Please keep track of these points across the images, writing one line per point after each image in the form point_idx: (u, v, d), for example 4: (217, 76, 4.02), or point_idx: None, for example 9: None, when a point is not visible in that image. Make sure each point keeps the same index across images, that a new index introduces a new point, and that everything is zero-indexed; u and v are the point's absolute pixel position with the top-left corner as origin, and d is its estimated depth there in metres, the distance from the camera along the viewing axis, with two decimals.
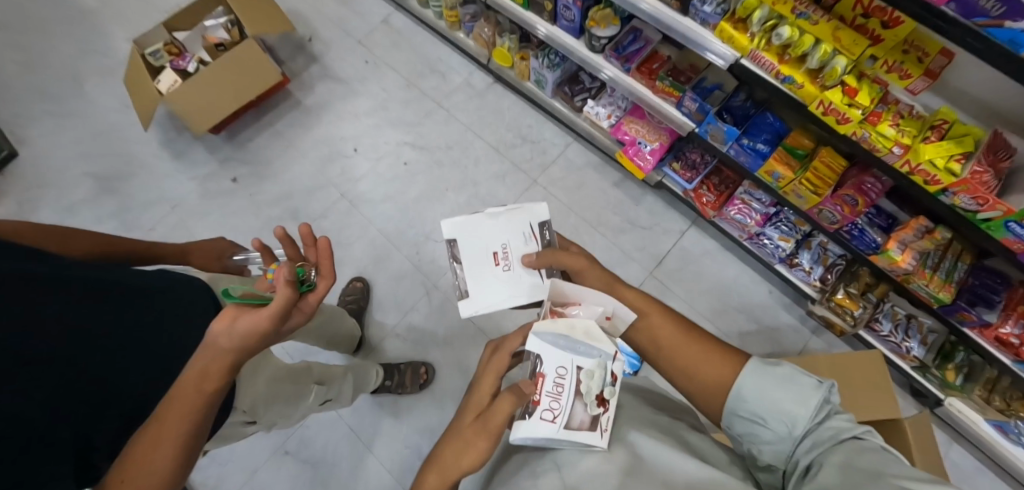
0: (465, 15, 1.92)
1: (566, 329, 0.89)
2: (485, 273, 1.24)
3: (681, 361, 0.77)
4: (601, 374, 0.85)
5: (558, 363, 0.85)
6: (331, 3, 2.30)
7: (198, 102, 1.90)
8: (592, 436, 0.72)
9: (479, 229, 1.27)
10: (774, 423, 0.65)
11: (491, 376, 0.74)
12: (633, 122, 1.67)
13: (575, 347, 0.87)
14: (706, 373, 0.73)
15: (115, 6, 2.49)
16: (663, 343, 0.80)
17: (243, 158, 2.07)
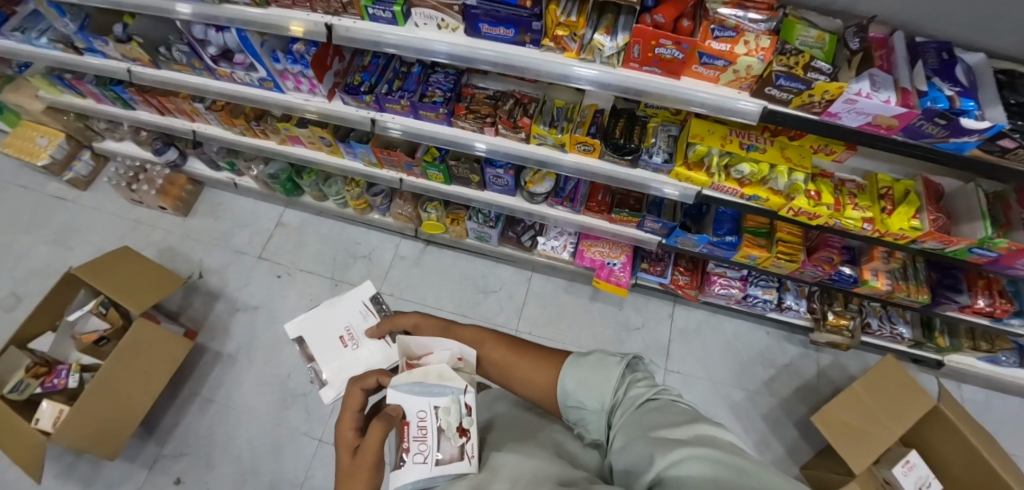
0: (374, 199, 1.75)
1: (422, 375, 0.93)
2: (340, 355, 1.47)
3: (521, 374, 0.90)
4: (457, 407, 0.87)
5: (419, 405, 0.87)
6: (206, 224, 1.97)
7: (98, 422, 1.48)
8: (463, 465, 0.74)
9: (322, 318, 1.52)
10: (591, 404, 0.75)
11: (349, 413, 0.83)
12: (593, 244, 1.64)
13: (430, 388, 0.89)
14: (542, 378, 0.86)
15: None
16: (504, 367, 0.94)
17: (175, 449, 1.66)
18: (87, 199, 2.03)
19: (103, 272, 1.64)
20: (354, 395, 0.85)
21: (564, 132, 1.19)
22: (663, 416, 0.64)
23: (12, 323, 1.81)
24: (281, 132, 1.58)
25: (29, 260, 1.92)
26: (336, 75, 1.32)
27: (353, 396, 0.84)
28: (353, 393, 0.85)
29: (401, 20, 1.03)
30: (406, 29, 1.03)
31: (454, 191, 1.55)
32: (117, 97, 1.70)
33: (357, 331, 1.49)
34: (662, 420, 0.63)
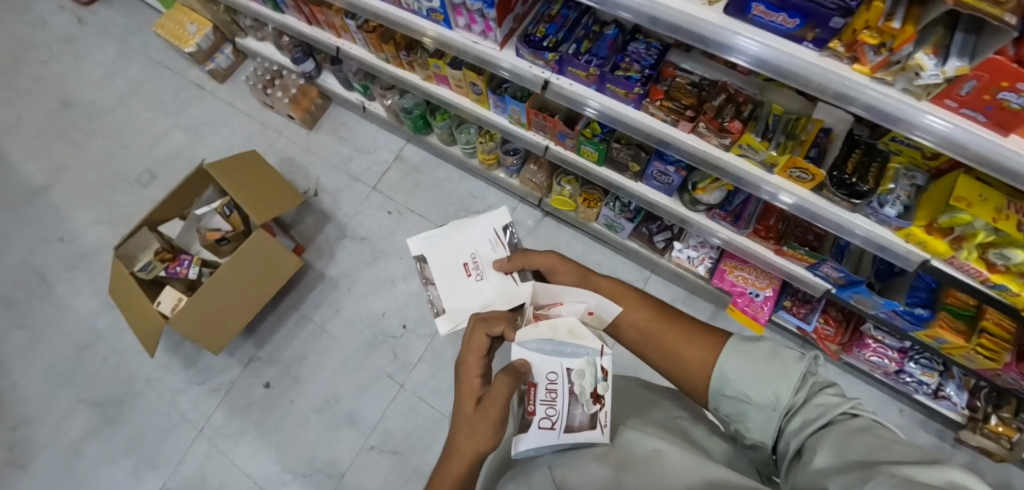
0: (505, 158, 1.58)
1: (549, 330, 0.88)
2: (461, 281, 1.41)
3: (666, 346, 0.80)
4: (592, 371, 0.84)
5: (549, 367, 0.83)
6: (328, 142, 1.93)
7: (210, 319, 1.53)
8: (594, 433, 0.70)
9: (450, 240, 1.47)
10: (758, 399, 0.64)
11: (474, 356, 0.84)
12: (738, 267, 1.43)
13: (561, 348, 0.85)
14: (690, 356, 0.76)
15: (63, 176, 2.05)
16: (644, 332, 0.85)
17: (269, 355, 1.71)
18: (223, 93, 2.07)
19: (232, 173, 1.65)
20: (479, 339, 0.85)
21: (780, 149, 0.97)
22: (878, 436, 0.50)
23: (148, 200, 1.94)
24: (430, 68, 1.43)
25: (166, 141, 2.02)
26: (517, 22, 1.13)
27: (480, 338, 0.85)
28: (477, 337, 0.85)
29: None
30: None
31: (600, 172, 1.36)
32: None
33: (483, 260, 1.43)
34: (877, 438, 0.49)
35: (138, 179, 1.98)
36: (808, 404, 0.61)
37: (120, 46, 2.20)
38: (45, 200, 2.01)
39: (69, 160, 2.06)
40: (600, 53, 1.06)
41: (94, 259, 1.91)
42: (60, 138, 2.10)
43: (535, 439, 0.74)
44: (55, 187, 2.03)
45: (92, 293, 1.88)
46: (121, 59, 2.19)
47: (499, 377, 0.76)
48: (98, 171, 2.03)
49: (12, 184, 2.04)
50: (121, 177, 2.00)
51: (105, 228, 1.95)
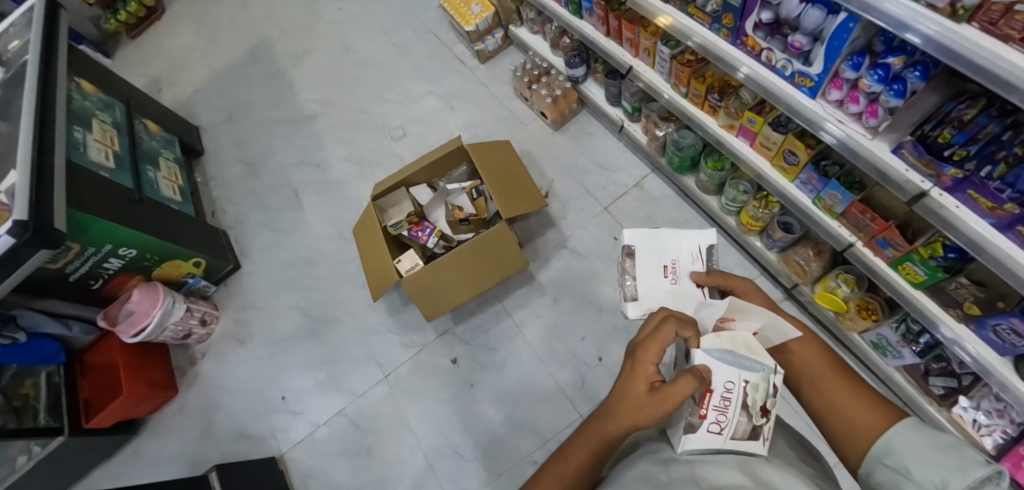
0: (775, 230, 1.42)
1: (729, 343, 0.84)
2: (652, 279, 1.26)
3: (833, 397, 0.79)
4: (764, 386, 0.82)
5: (727, 377, 0.79)
6: (569, 148, 1.93)
7: (436, 289, 1.62)
8: (758, 446, 0.72)
9: (656, 239, 1.32)
10: (917, 477, 0.61)
11: (656, 346, 0.79)
12: None
13: (740, 361, 0.81)
14: (858, 416, 0.74)
15: (335, 113, 2.39)
16: (810, 374, 0.84)
17: (463, 334, 1.79)
18: (481, 73, 2.18)
19: (484, 156, 1.70)
20: (665, 331, 0.80)
21: None
22: None
23: (394, 154, 2.17)
24: (737, 119, 1.30)
25: (421, 105, 2.22)
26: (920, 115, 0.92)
27: (667, 331, 0.80)
28: (664, 331, 0.80)
29: None
30: None
31: (912, 295, 1.15)
32: (575, 2, 1.63)
33: (681, 268, 1.25)
34: None
35: (392, 134, 2.21)
36: None
37: (403, 12, 2.52)
38: (312, 125, 2.41)
39: (341, 98, 2.42)
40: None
41: (339, 191, 2.19)
42: (342, 80, 2.46)
43: (701, 439, 0.72)
44: (322, 118, 2.40)
45: (329, 219, 2.15)
46: (400, 22, 2.50)
47: (682, 377, 0.74)
48: (359, 115, 2.33)
49: (292, 108, 2.51)
50: (376, 126, 2.27)
51: (353, 166, 2.22)
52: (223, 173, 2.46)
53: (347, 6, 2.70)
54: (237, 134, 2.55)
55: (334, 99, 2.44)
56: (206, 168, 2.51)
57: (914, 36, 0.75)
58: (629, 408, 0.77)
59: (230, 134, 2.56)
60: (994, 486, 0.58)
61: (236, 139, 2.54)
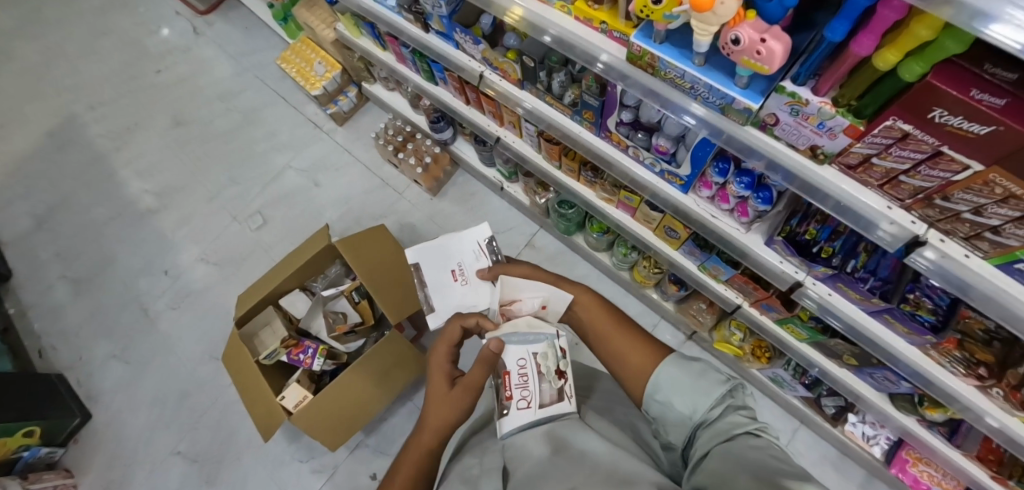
0: (667, 285, 1.43)
1: (516, 325, 0.93)
2: (443, 288, 1.14)
3: (616, 346, 0.80)
4: (552, 353, 0.91)
5: (517, 354, 0.89)
6: (454, 212, 1.83)
7: (333, 416, 1.42)
8: (564, 404, 0.81)
9: (440, 248, 1.18)
10: (682, 408, 0.68)
11: (445, 345, 0.86)
12: (924, 461, 1.28)
13: (527, 339, 0.91)
14: (632, 353, 0.78)
15: (179, 203, 2.06)
16: (597, 329, 0.85)
17: (378, 442, 1.64)
18: (341, 136, 2.04)
19: (359, 251, 1.51)
20: (453, 331, 0.88)
21: None
22: (768, 452, 0.53)
23: (258, 245, 1.94)
24: (614, 195, 1.25)
25: (280, 181, 2.02)
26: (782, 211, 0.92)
27: (452, 332, 0.88)
28: (450, 331, 0.88)
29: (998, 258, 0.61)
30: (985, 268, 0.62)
31: (798, 347, 1.20)
32: (427, 69, 1.46)
33: (469, 270, 1.15)
34: (753, 454, 0.53)
35: (252, 221, 1.97)
36: (719, 417, 0.64)
37: (240, 71, 2.27)
38: (153, 221, 2.05)
39: (184, 183, 2.10)
40: (882, 270, 0.88)
41: (202, 298, 1.89)
42: (183, 159, 2.15)
43: (510, 415, 0.80)
44: (163, 210, 2.06)
45: (195, 336, 1.84)
46: (237, 83, 2.26)
47: (474, 365, 0.82)
48: (207, 203, 2.04)
49: (121, 202, 2.10)
50: (230, 213, 2.01)
51: (213, 266, 1.93)
52: (44, 297, 1.98)
53: (169, 72, 2.35)
54: (54, 242, 2.07)
55: (174, 187, 2.10)
56: (18, 293, 2.01)
57: (689, 118, 0.74)
58: (431, 406, 0.80)
59: (42, 244, 2.07)
60: (731, 401, 0.67)
61: (51, 249, 2.06)
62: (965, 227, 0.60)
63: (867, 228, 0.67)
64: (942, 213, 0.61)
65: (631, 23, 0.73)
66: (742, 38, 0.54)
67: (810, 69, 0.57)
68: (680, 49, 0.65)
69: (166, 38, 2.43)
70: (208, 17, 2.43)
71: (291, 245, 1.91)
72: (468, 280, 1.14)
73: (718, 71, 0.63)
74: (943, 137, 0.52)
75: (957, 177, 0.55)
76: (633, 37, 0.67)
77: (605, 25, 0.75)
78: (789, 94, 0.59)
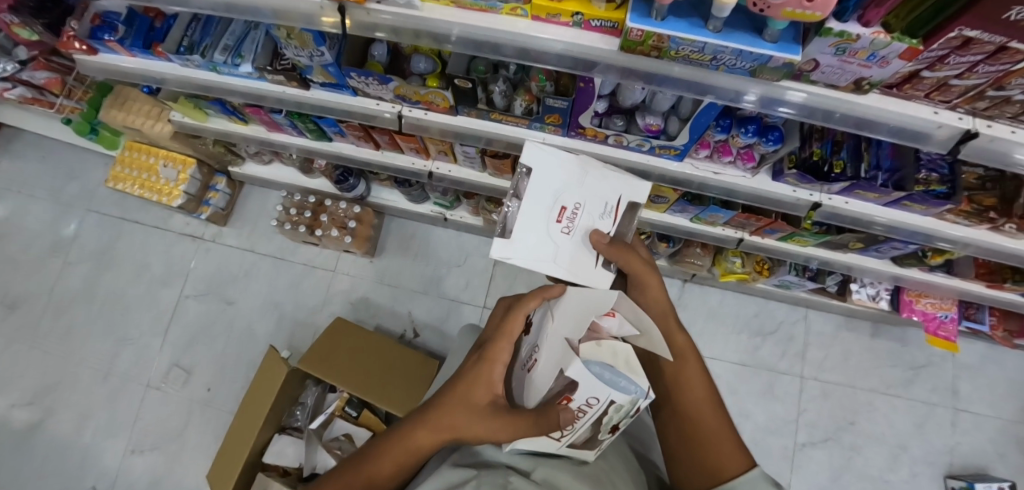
0: (656, 245, 1.37)
1: (608, 356, 0.53)
2: (540, 234, 0.67)
3: (692, 431, 0.54)
4: (628, 409, 0.51)
5: (591, 393, 0.49)
6: (403, 264, 1.60)
7: None
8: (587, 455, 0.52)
9: (556, 170, 0.70)
10: None
11: (507, 344, 0.53)
12: (925, 295, 1.37)
13: (613, 378, 0.49)
14: (708, 446, 0.52)
15: (64, 399, 1.65)
16: (671, 383, 0.58)
17: None
18: (231, 237, 1.71)
19: (329, 357, 1.30)
20: (517, 323, 0.54)
21: None
22: None
23: (194, 402, 1.59)
24: None
25: (182, 318, 1.67)
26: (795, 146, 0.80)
27: (515, 326, 0.54)
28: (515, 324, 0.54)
29: None
30: None
31: (803, 251, 1.21)
32: (312, 128, 1.20)
33: (585, 221, 0.69)
34: None
35: (170, 377, 1.62)
36: None
37: (61, 213, 1.84)
38: (43, 437, 1.62)
39: (60, 374, 1.68)
40: (885, 162, 0.87)
41: None
42: (42, 347, 1.71)
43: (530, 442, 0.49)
44: (49, 418, 1.64)
45: None
46: (64, 229, 1.83)
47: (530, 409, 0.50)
48: (103, 383, 1.65)
49: None
50: (139, 382, 1.64)
51: (149, 453, 1.57)
52: None
53: None
54: None
55: (48, 384, 1.67)
56: None
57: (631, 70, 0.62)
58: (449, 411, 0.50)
59: None
60: None
61: None
62: (1014, 107, 0.60)
63: (879, 131, 0.64)
64: (992, 101, 0.60)
65: (613, 4, 0.57)
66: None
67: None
68: (688, 18, 0.54)
69: None
70: None
71: (234, 384, 1.59)
72: (577, 233, 0.69)
73: (740, 32, 0.54)
74: (1014, 34, 0.48)
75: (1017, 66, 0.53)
76: (630, 22, 0.53)
77: (578, 17, 0.59)
78: (836, 35, 0.51)
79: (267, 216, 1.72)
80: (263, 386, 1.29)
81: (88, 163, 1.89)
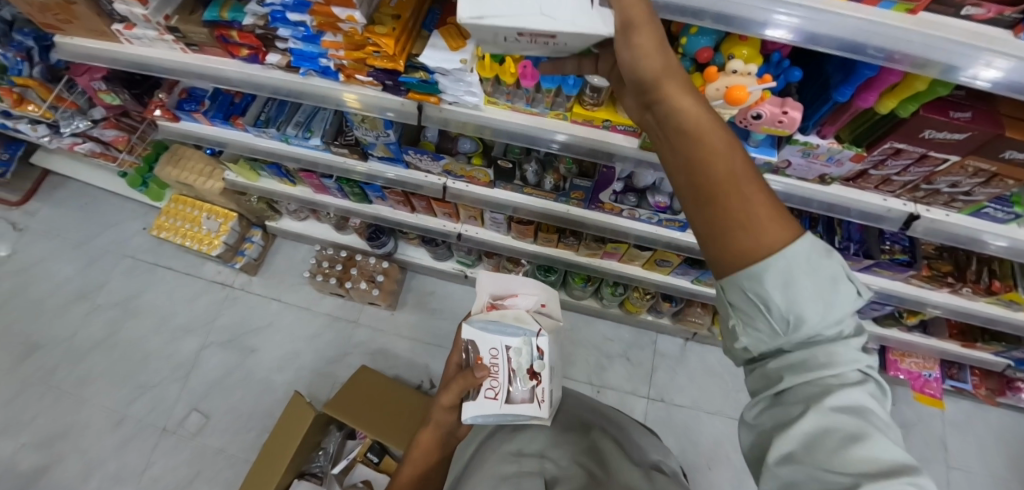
0: (660, 304, 1.51)
1: (497, 317, 0.96)
2: None
3: (719, 207, 0.40)
4: (529, 349, 0.93)
5: (490, 344, 0.93)
6: (421, 319, 1.71)
7: None
8: (532, 408, 0.84)
9: None
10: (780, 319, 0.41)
11: (455, 354, 0.94)
12: (909, 355, 1.50)
13: (500, 330, 0.94)
14: (755, 227, 0.40)
15: (73, 446, 1.67)
16: (694, 163, 0.42)
17: None
18: (259, 287, 1.82)
19: (351, 407, 1.37)
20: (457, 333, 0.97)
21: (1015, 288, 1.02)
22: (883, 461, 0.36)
23: (207, 449, 1.62)
24: (599, 249, 1.27)
25: (202, 366, 1.73)
26: None
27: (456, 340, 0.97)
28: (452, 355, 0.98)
29: (968, 206, 0.79)
30: (967, 217, 0.80)
31: None
32: (356, 192, 1.36)
33: None
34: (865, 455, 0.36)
35: (184, 423, 1.66)
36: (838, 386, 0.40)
37: (93, 261, 1.95)
38: (48, 482, 1.63)
39: (72, 420, 1.71)
40: (854, 235, 1.03)
41: None
42: (58, 392, 1.75)
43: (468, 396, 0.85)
44: (57, 462, 1.65)
45: None
46: (95, 277, 1.92)
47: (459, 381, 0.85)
48: (115, 430, 1.68)
49: None
50: (154, 427, 1.67)
51: None
52: None
53: None
54: None
55: (58, 430, 1.70)
56: None
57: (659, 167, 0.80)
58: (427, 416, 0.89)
59: None
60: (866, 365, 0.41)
61: None
62: (943, 197, 0.77)
63: (843, 212, 0.81)
64: (926, 192, 0.77)
65: None
66: (765, 113, 0.63)
67: (817, 121, 0.68)
68: None
69: None
70: (25, 207, 2.07)
71: (248, 431, 1.63)
72: None
73: None
74: (930, 147, 0.65)
75: (938, 168, 0.70)
76: None
77: (608, 122, 0.76)
78: (802, 143, 0.69)
79: (294, 268, 1.84)
80: (285, 433, 1.34)
81: (125, 215, 2.03)
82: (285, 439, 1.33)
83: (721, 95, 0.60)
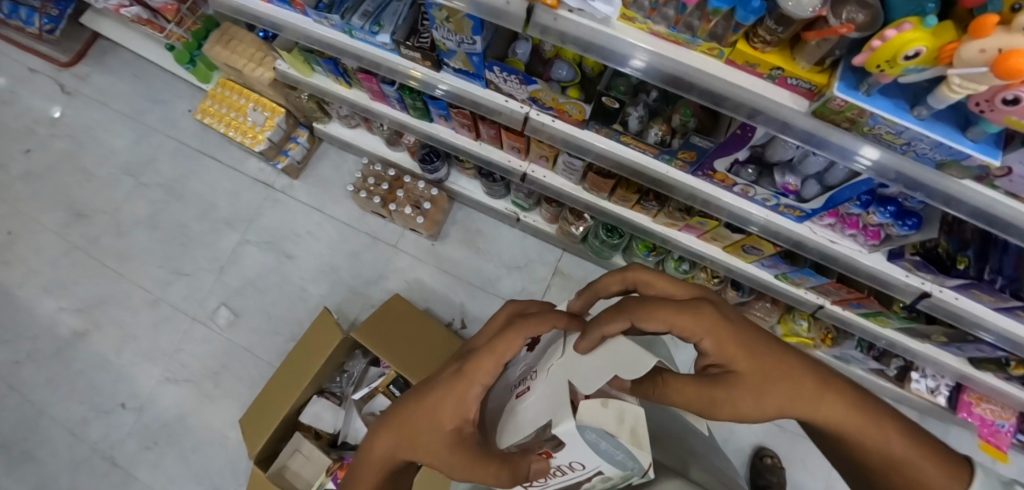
0: (726, 291, 1.36)
1: (614, 422, 0.42)
2: None
3: (783, 393, 0.49)
4: (620, 476, 0.49)
5: (579, 459, 0.45)
6: (462, 256, 1.61)
7: None
8: None
9: None
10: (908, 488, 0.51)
11: (493, 359, 0.54)
12: (986, 400, 1.27)
13: (611, 451, 0.44)
14: (821, 404, 0.50)
15: (110, 317, 1.69)
16: (762, 376, 0.49)
17: None
18: (301, 192, 1.73)
19: (382, 333, 1.31)
20: (512, 341, 0.54)
21: None
22: None
23: (235, 345, 1.62)
24: (682, 221, 1.11)
25: (238, 263, 1.70)
26: (924, 235, 0.78)
27: (512, 340, 0.54)
28: (481, 365, 0.54)
29: None
30: None
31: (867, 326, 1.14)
32: (416, 106, 1.20)
33: None
34: None
35: (215, 316, 1.65)
36: None
37: (141, 136, 1.89)
38: (85, 347, 1.67)
39: (111, 292, 1.72)
40: (1006, 268, 0.81)
41: (180, 429, 1.56)
42: (100, 262, 1.76)
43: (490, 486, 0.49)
44: (93, 331, 1.68)
45: (187, 479, 1.52)
46: (142, 152, 1.87)
47: (501, 463, 0.48)
48: (150, 309, 1.69)
49: (32, 334, 1.69)
50: (185, 314, 1.67)
51: (183, 386, 1.60)
52: None
53: (44, 151, 1.89)
54: None
55: (97, 299, 1.71)
56: None
57: (830, 144, 0.63)
58: (411, 435, 0.55)
59: None
60: None
61: None
62: None
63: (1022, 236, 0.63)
64: None
65: (816, 66, 0.57)
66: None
67: None
68: (893, 99, 0.54)
69: (25, 105, 1.95)
70: (75, 70, 1.98)
71: (275, 336, 1.62)
72: None
73: (943, 124, 0.54)
74: None
75: None
76: (837, 91, 0.53)
77: (778, 71, 0.59)
78: None
79: (339, 179, 1.74)
80: (311, 346, 1.29)
81: (174, 92, 1.93)
82: (311, 355, 1.28)
83: (988, 62, 0.42)
